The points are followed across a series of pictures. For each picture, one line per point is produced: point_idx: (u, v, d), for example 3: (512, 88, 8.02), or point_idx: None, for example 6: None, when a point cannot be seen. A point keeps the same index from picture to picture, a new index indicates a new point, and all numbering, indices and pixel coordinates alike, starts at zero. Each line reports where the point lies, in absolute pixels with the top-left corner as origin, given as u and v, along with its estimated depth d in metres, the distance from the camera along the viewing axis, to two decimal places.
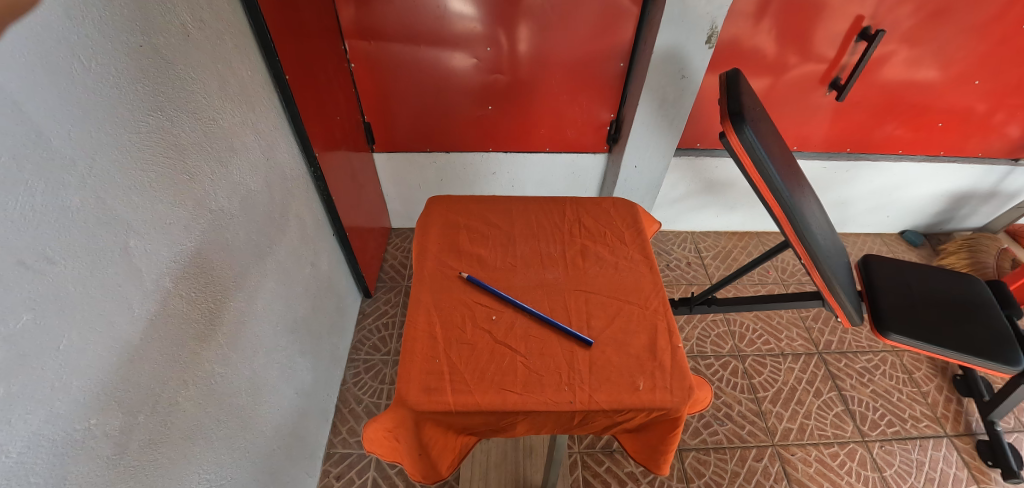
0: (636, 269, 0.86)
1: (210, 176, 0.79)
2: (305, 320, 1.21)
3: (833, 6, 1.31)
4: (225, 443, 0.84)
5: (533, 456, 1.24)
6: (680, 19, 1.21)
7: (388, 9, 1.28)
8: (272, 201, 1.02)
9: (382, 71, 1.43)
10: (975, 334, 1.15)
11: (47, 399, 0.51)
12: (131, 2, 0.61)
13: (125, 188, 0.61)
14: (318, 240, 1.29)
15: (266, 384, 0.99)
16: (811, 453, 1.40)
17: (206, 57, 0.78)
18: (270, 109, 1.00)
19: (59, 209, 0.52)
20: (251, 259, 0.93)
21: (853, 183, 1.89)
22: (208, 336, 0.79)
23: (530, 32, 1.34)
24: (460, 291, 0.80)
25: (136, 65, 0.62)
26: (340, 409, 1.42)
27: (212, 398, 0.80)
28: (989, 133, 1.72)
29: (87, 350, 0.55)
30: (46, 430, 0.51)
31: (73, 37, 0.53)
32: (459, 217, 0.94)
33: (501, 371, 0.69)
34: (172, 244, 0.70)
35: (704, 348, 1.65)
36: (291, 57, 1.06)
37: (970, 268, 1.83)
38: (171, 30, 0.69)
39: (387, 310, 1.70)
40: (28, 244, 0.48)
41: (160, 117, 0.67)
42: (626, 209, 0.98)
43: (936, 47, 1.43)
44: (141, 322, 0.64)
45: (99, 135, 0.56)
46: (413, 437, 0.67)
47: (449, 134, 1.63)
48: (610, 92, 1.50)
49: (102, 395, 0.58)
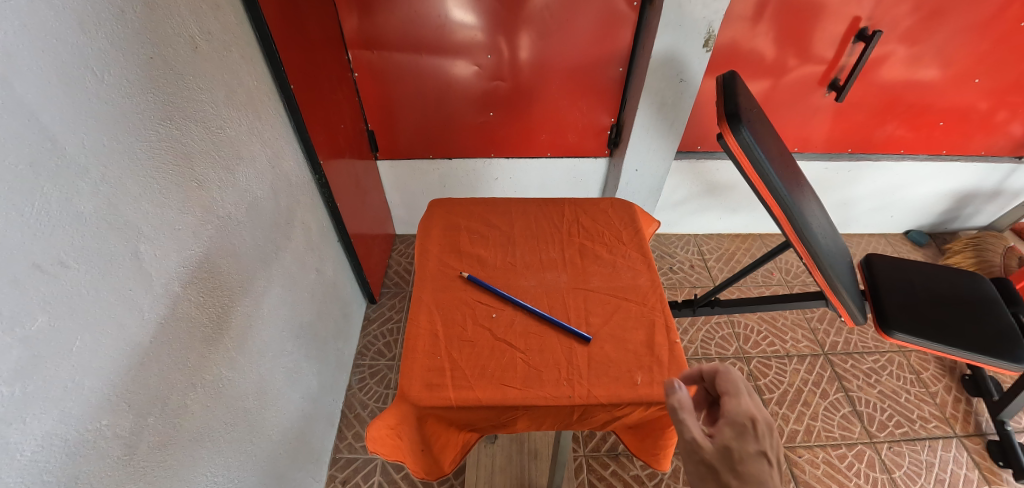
0: (634, 267, 0.87)
1: (218, 183, 0.81)
2: (311, 325, 1.22)
3: (831, 7, 1.32)
4: (232, 446, 0.85)
5: (538, 459, 1.24)
6: (677, 23, 1.23)
7: (390, 19, 1.31)
8: (278, 207, 1.03)
9: (384, 80, 1.46)
10: (981, 332, 1.14)
11: (60, 400, 0.52)
12: (141, 16, 0.63)
13: (135, 195, 0.63)
14: (323, 247, 1.31)
15: (273, 387, 1.01)
16: (819, 455, 1.38)
17: (214, 68, 0.80)
18: (276, 118, 1.03)
19: (73, 214, 0.53)
20: (258, 265, 0.94)
21: (856, 182, 1.89)
22: (216, 339, 0.80)
23: (531, 39, 1.36)
24: (461, 290, 0.81)
25: (146, 76, 0.64)
26: (346, 414, 1.43)
27: (220, 400, 0.81)
28: (992, 131, 1.71)
29: (100, 352, 0.57)
30: (59, 430, 0.52)
31: (87, 50, 0.55)
32: (459, 219, 0.96)
33: (501, 367, 0.70)
34: (180, 249, 0.72)
35: (709, 350, 1.64)
36: (295, 67, 1.08)
37: (976, 267, 1.82)
38: (180, 42, 0.71)
39: (391, 316, 1.71)
40: (43, 248, 0.50)
41: (170, 127, 0.69)
42: (624, 209, 0.99)
43: (935, 46, 1.44)
44: (151, 325, 0.66)
45: (111, 143, 0.58)
46: (416, 432, 0.68)
47: (451, 140, 1.65)
48: (610, 96, 1.52)
49: (112, 396, 0.59)
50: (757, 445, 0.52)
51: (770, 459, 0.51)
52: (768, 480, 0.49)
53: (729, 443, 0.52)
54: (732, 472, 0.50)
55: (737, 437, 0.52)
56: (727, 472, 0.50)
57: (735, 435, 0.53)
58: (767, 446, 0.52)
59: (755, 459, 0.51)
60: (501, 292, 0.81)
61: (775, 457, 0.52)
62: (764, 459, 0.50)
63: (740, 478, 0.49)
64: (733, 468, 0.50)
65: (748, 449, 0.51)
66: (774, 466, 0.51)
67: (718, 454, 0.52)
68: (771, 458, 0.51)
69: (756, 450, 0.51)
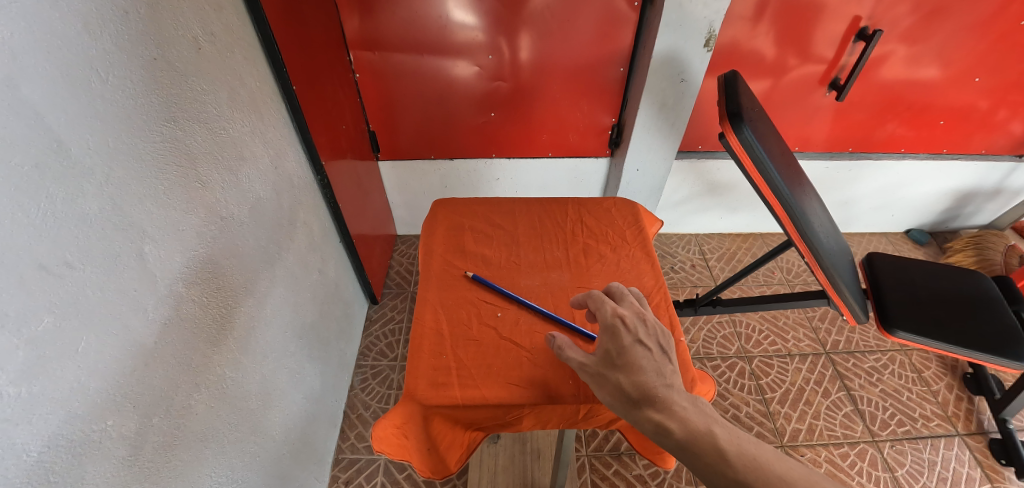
0: (638, 266, 0.87)
1: (221, 184, 0.81)
2: (314, 326, 1.22)
3: (831, 7, 1.33)
4: (236, 447, 0.85)
5: (541, 459, 1.24)
6: (678, 23, 1.23)
7: (391, 19, 1.31)
8: (281, 208, 1.04)
9: (385, 80, 1.46)
10: (983, 330, 1.14)
11: (66, 401, 0.52)
12: (145, 17, 0.63)
13: (140, 195, 0.63)
14: (325, 247, 1.31)
15: (276, 388, 1.01)
16: (821, 454, 1.38)
17: (217, 69, 0.80)
18: (279, 118, 1.03)
19: (78, 215, 0.54)
20: (261, 266, 0.94)
21: (858, 182, 1.89)
22: (219, 340, 0.80)
23: (532, 40, 1.37)
24: (465, 290, 0.81)
25: (150, 77, 0.64)
26: (348, 414, 1.43)
27: (223, 401, 0.81)
28: (992, 130, 1.72)
29: (105, 353, 0.57)
30: (65, 431, 0.52)
31: (91, 51, 0.55)
32: (463, 219, 0.96)
33: (507, 366, 0.70)
34: (184, 249, 0.72)
35: (711, 349, 1.64)
36: (297, 68, 1.08)
37: (977, 265, 1.82)
38: (183, 43, 0.72)
39: (393, 316, 1.71)
40: (48, 249, 0.50)
41: (174, 127, 0.69)
42: (627, 208, 1.00)
43: (935, 45, 1.44)
44: (156, 325, 0.66)
45: (115, 143, 0.58)
46: (422, 432, 0.68)
47: (453, 140, 1.65)
48: (611, 96, 1.52)
49: (117, 397, 0.59)
50: (632, 337, 0.61)
51: (645, 344, 0.61)
52: (644, 363, 0.59)
53: (610, 346, 0.61)
54: (619, 371, 0.59)
55: (612, 338, 0.61)
56: (615, 373, 0.59)
57: (611, 337, 0.61)
58: (640, 335, 0.61)
59: (632, 350, 0.60)
60: (506, 291, 0.81)
61: (647, 339, 0.61)
62: (640, 347, 0.60)
63: (625, 372, 0.59)
64: (619, 368, 0.59)
65: (625, 345, 0.60)
66: (650, 348, 0.61)
67: (606, 361, 0.60)
68: (644, 343, 0.61)
69: (632, 342, 0.60)
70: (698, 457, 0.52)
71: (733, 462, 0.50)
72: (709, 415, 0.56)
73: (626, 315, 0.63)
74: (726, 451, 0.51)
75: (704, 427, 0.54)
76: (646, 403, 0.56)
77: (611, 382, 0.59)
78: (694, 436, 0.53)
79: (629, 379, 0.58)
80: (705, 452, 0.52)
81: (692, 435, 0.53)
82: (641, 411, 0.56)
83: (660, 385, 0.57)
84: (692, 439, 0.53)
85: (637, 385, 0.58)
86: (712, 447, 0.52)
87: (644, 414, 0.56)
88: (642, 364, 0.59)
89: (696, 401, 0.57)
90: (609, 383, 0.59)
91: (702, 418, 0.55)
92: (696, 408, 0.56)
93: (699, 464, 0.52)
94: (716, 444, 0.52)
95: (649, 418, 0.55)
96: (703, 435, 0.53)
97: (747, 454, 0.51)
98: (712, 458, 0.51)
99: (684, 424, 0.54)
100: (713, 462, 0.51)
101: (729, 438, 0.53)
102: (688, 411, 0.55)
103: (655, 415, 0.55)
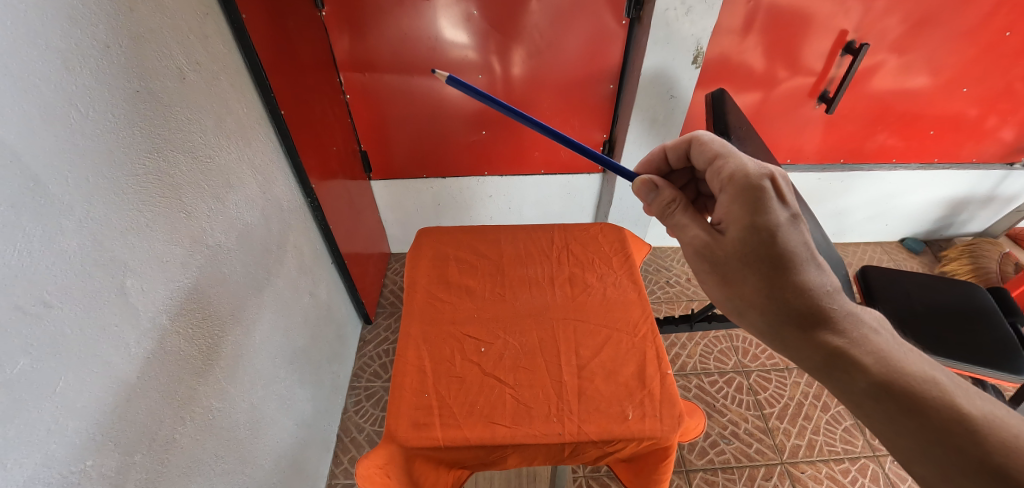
0: (624, 294, 0.89)
1: (207, 212, 0.81)
2: (305, 350, 1.21)
3: (817, 21, 1.34)
4: (225, 479, 0.83)
5: (537, 483, 1.22)
6: (666, 41, 1.24)
7: (382, 41, 1.32)
8: (270, 233, 1.03)
9: (376, 102, 1.46)
10: (979, 343, 1.13)
11: (41, 443, 0.51)
12: (128, 50, 0.63)
13: (121, 231, 0.62)
14: (317, 270, 1.30)
15: (266, 416, 0.99)
16: (821, 470, 1.37)
17: (204, 97, 0.80)
18: (267, 144, 1.03)
19: (55, 253, 0.53)
20: (249, 292, 0.94)
21: (849, 193, 1.90)
22: (206, 371, 0.79)
23: (523, 57, 1.37)
24: (449, 324, 0.83)
25: (131, 109, 0.64)
26: (341, 438, 1.41)
27: (210, 432, 0.79)
28: (983, 138, 1.72)
29: (85, 392, 0.56)
30: (41, 474, 0.51)
31: (71, 86, 0.55)
32: (448, 249, 0.97)
33: (490, 405, 0.71)
34: (169, 281, 0.71)
35: (707, 364, 1.62)
36: (286, 93, 1.09)
37: (973, 275, 1.81)
38: (167, 73, 0.71)
39: (387, 336, 1.70)
40: (25, 290, 0.49)
41: (158, 158, 0.69)
42: (614, 233, 1.02)
43: (924, 55, 1.45)
44: (139, 360, 0.65)
45: (95, 178, 0.58)
46: (404, 473, 0.67)
47: (445, 160, 1.65)
48: (601, 113, 1.53)
49: (97, 435, 0.58)
50: (787, 213, 0.58)
51: (800, 224, 0.59)
52: (799, 246, 0.58)
53: (762, 222, 0.58)
54: (773, 255, 0.57)
55: (763, 213, 0.58)
56: (768, 263, 0.58)
57: (761, 213, 0.58)
58: (792, 207, 0.59)
59: (784, 228, 0.58)
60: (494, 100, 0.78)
61: (795, 212, 0.59)
62: (794, 227, 0.58)
63: (780, 257, 0.57)
64: (772, 252, 0.57)
65: (780, 222, 0.58)
66: (804, 230, 0.59)
67: (751, 244, 0.58)
68: (797, 220, 0.58)
69: (785, 221, 0.58)
70: (903, 394, 0.49)
71: (960, 406, 0.47)
72: (890, 342, 0.55)
73: (775, 185, 0.60)
74: (948, 392, 0.48)
75: (898, 357, 0.53)
76: (810, 320, 0.56)
77: (758, 277, 0.58)
78: (885, 369, 0.52)
79: (786, 275, 0.57)
80: (908, 384, 0.50)
81: (887, 368, 0.52)
82: (811, 333, 0.56)
83: (824, 295, 0.57)
84: (888, 375, 0.51)
85: (799, 282, 0.57)
86: (915, 381, 0.50)
87: (814, 325, 0.56)
88: (799, 255, 0.58)
89: (869, 320, 0.57)
90: (758, 275, 0.58)
91: (888, 346, 0.54)
92: (881, 335, 0.56)
93: (906, 401, 0.49)
94: (923, 379, 0.50)
95: (824, 335, 0.55)
96: (900, 367, 0.51)
97: (974, 399, 0.47)
98: (914, 394, 0.49)
99: (873, 353, 0.53)
100: (927, 401, 0.48)
101: (937, 376, 0.50)
102: (869, 339, 0.55)
103: (834, 336, 0.55)
